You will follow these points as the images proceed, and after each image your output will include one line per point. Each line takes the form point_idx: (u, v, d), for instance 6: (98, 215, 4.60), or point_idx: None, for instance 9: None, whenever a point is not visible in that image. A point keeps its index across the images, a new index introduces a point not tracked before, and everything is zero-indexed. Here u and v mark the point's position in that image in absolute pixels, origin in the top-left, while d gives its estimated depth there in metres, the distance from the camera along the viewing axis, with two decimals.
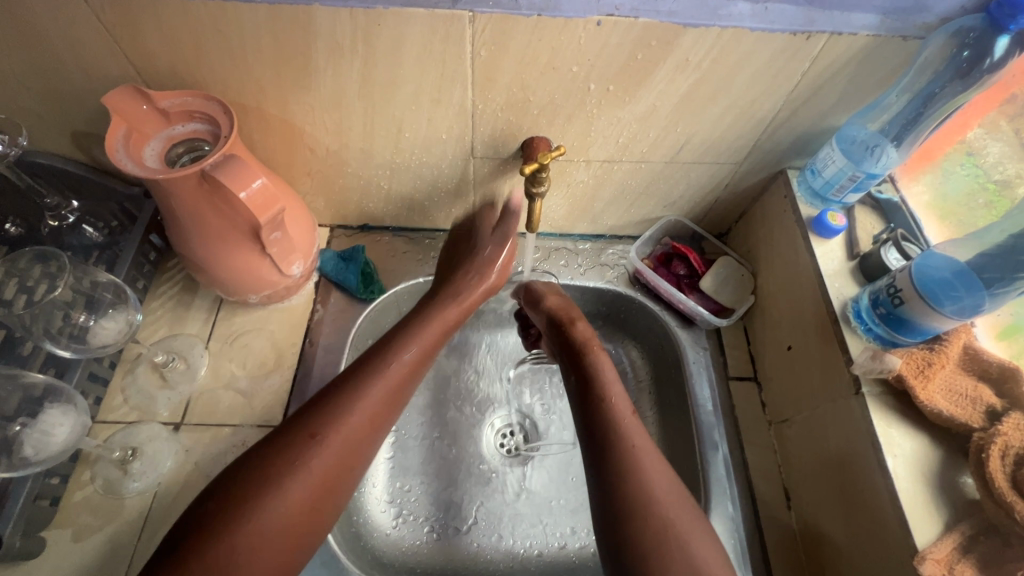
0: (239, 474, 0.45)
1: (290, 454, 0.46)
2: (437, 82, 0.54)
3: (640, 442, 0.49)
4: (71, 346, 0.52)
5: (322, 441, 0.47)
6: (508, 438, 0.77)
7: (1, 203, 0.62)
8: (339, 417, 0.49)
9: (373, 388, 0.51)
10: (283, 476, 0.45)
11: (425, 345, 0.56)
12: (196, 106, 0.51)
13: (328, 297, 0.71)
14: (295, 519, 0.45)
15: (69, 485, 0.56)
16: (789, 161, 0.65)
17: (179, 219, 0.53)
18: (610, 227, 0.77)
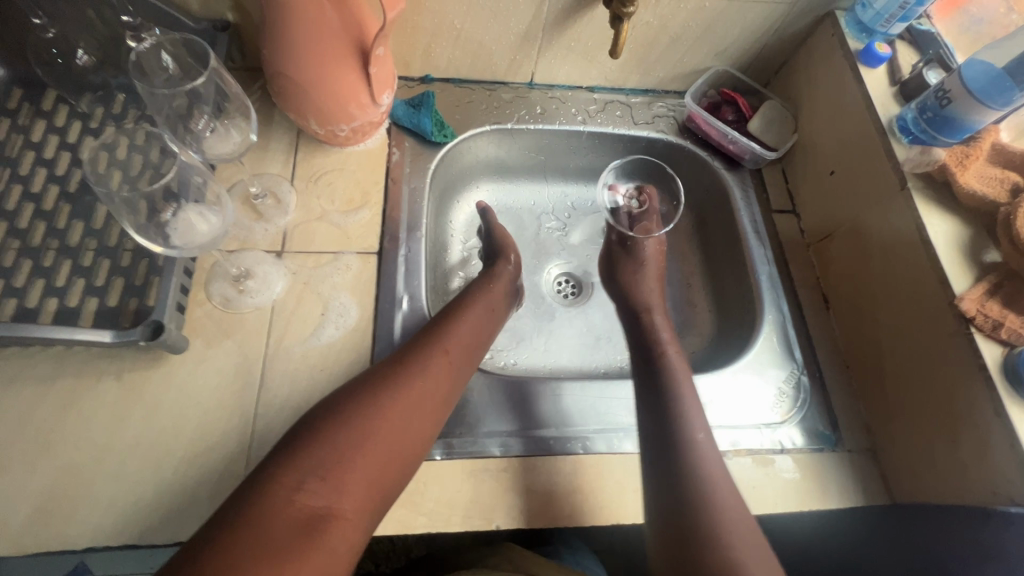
0: (335, 407, 0.48)
1: (372, 396, 0.50)
2: None
3: (702, 438, 0.55)
4: (193, 149, 0.56)
5: (427, 352, 0.55)
6: (563, 285, 0.85)
7: (73, 29, 0.62)
8: (442, 341, 0.57)
9: (460, 331, 0.59)
10: (370, 405, 0.49)
11: (474, 328, 0.61)
12: None
13: (402, 142, 0.73)
14: (381, 437, 0.48)
15: (188, 301, 0.59)
16: (838, 1, 0.70)
17: (293, 27, 0.55)
18: (661, 79, 0.81)
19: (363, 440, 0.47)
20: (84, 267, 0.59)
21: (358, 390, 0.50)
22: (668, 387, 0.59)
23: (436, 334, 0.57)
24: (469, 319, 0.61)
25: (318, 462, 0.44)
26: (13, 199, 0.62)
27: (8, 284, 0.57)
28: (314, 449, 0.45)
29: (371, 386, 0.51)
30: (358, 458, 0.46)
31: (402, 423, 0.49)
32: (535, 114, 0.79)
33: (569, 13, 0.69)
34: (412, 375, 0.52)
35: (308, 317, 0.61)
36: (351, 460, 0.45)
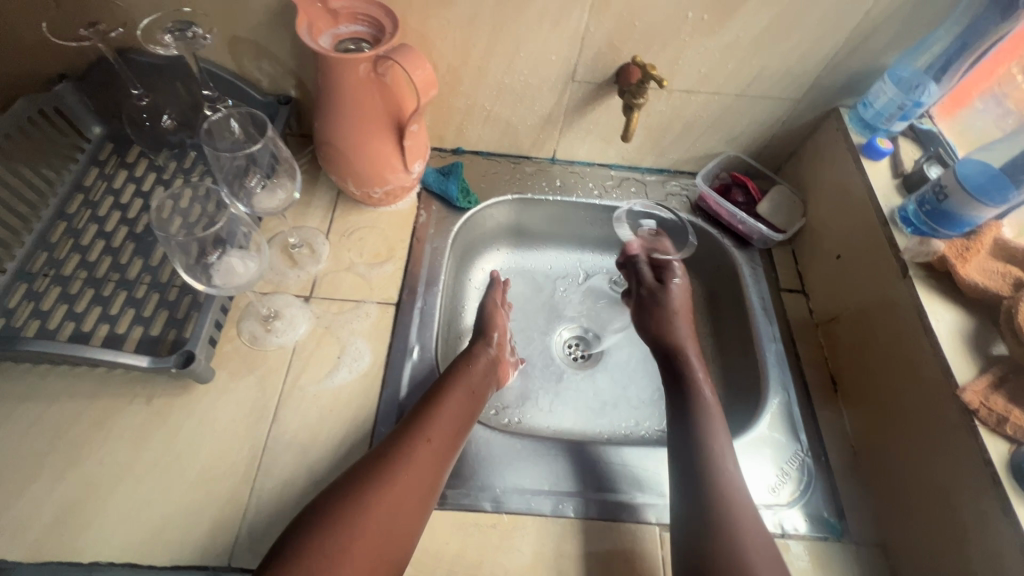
0: (321, 505, 0.49)
1: (359, 491, 0.50)
2: (562, 5, 0.63)
3: (732, 475, 0.57)
4: (242, 203, 0.64)
5: (405, 447, 0.54)
6: (573, 347, 0.87)
7: (165, 98, 0.75)
8: (425, 427, 0.56)
9: (441, 416, 0.58)
10: (354, 504, 0.49)
11: (459, 402, 0.60)
12: (360, 9, 0.60)
13: (430, 205, 0.80)
14: (368, 535, 0.48)
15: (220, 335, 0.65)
16: (842, 99, 0.75)
17: (336, 99, 0.63)
18: (675, 161, 0.87)
19: (349, 540, 0.47)
20: (136, 299, 0.67)
21: (338, 495, 0.50)
22: (703, 447, 0.59)
23: (420, 424, 0.57)
24: (455, 392, 0.61)
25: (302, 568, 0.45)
26: (88, 236, 0.71)
27: (70, 309, 0.65)
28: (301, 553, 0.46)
29: (349, 490, 0.51)
30: (346, 562, 0.47)
31: (389, 515, 0.50)
32: (554, 186, 0.86)
33: (589, 100, 0.76)
34: (390, 472, 0.52)
35: (325, 359, 0.65)
36: (335, 563, 0.46)
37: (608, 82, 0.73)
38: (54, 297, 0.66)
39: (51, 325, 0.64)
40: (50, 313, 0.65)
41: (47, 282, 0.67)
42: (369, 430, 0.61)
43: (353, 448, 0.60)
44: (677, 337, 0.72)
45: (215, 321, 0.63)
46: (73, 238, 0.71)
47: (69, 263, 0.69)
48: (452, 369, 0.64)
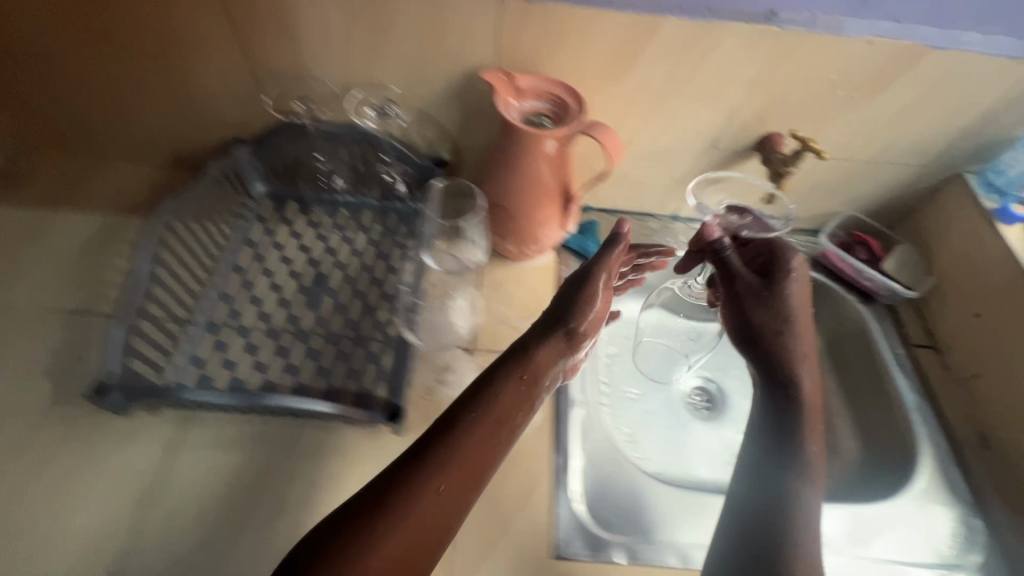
0: (370, 512, 0.42)
1: (398, 500, 0.43)
2: (722, 84, 0.69)
3: (807, 508, 0.54)
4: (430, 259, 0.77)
5: (467, 428, 0.48)
6: (696, 398, 0.91)
7: (335, 161, 0.81)
8: (500, 413, 0.49)
9: (508, 394, 0.51)
10: (395, 514, 0.42)
11: (530, 390, 0.52)
12: (544, 87, 0.66)
13: (568, 260, 0.84)
14: (403, 553, 0.42)
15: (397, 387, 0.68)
16: (967, 166, 0.79)
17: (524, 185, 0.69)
18: (792, 219, 0.91)
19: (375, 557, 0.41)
20: (314, 350, 0.71)
21: (399, 482, 0.44)
22: (795, 476, 0.56)
23: (488, 403, 0.50)
24: (516, 375, 0.52)
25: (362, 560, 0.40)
26: (262, 289, 0.76)
27: (256, 359, 0.69)
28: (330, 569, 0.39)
29: (414, 476, 0.44)
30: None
31: (430, 528, 0.43)
32: (678, 242, 0.90)
33: (723, 164, 0.81)
34: (461, 453, 0.46)
35: None
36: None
37: (745, 149, 0.78)
38: (239, 348, 0.70)
39: (240, 375, 0.67)
40: (238, 363, 0.68)
41: (231, 333, 0.71)
42: (548, 483, 0.63)
43: (536, 501, 0.62)
44: (790, 338, 0.64)
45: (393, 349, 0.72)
46: (249, 291, 0.75)
47: (248, 315, 0.73)
48: (524, 347, 0.55)
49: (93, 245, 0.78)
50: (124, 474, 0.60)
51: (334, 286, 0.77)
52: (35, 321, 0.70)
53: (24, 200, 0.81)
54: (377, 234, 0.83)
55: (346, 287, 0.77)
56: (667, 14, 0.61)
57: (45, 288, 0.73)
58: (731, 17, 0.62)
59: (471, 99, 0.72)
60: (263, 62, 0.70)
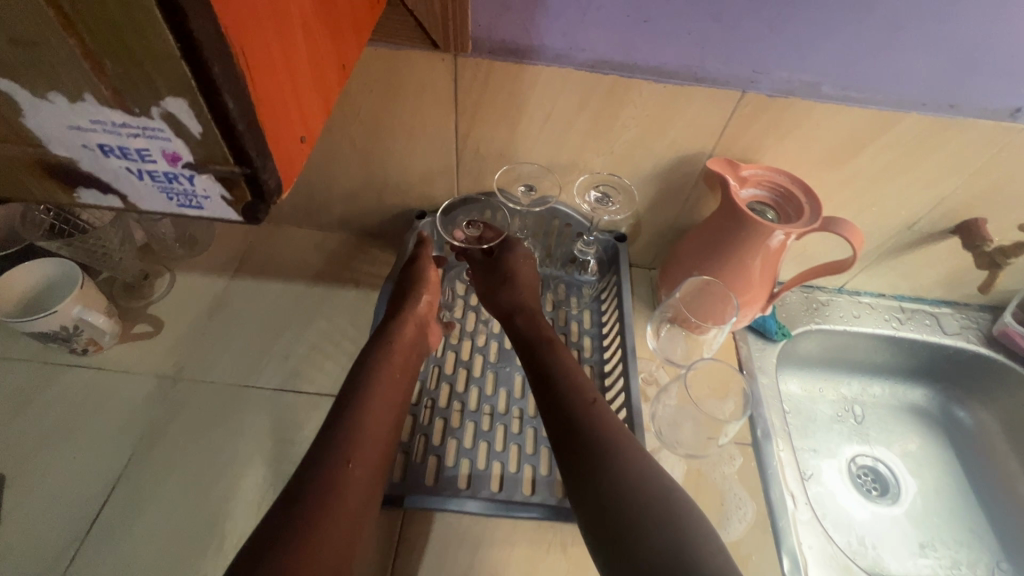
0: (308, 477, 0.50)
1: (332, 472, 0.50)
2: (942, 173, 0.68)
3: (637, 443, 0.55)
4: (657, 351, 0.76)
5: (365, 403, 0.57)
6: (865, 478, 0.87)
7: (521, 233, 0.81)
8: (367, 398, 0.57)
9: (374, 391, 0.58)
10: (327, 492, 0.49)
11: (393, 370, 0.62)
12: (767, 177, 0.65)
13: (746, 336, 0.82)
14: (322, 521, 0.47)
15: None
16: None
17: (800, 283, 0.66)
18: (965, 295, 0.88)
19: (319, 534, 0.46)
20: (516, 435, 0.68)
21: (316, 463, 0.51)
22: (607, 429, 0.55)
23: (362, 398, 0.57)
24: (386, 369, 0.61)
25: (321, 520, 0.47)
26: (450, 364, 0.74)
27: (460, 444, 0.66)
28: (307, 537, 0.45)
29: (325, 450, 0.52)
30: (316, 537, 0.46)
31: (350, 508, 0.49)
32: (848, 317, 0.88)
33: (911, 244, 0.80)
34: (359, 424, 0.55)
35: (712, 506, 0.66)
36: (314, 547, 0.45)
37: (940, 232, 0.77)
38: (440, 430, 0.67)
39: (449, 461, 0.64)
40: (444, 449, 0.65)
41: (430, 414, 0.69)
42: None
43: None
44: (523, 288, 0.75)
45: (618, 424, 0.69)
46: (438, 366, 0.74)
47: (442, 393, 0.71)
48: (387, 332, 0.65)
49: (276, 316, 0.77)
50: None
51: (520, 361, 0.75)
52: (234, 399, 0.69)
53: (202, 267, 0.81)
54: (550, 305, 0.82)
55: None
56: (910, 110, 0.61)
57: (237, 362, 0.72)
58: (976, 114, 0.61)
59: (675, 179, 0.72)
60: (473, 143, 0.70)
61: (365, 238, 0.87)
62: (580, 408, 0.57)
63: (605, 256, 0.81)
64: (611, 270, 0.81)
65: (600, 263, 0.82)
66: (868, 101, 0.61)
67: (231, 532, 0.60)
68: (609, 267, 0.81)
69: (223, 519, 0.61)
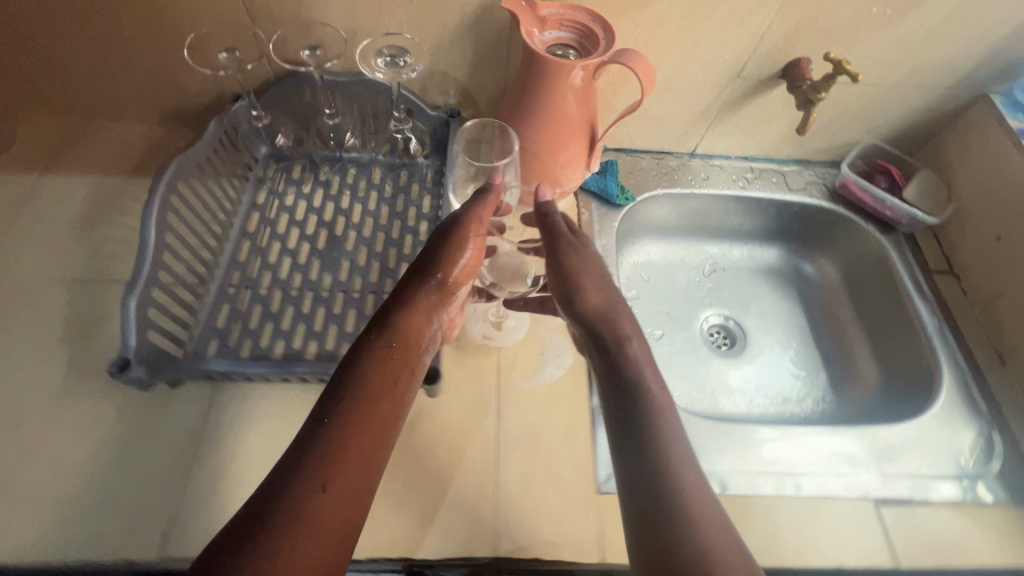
0: (319, 437, 0.46)
1: (348, 436, 0.46)
2: (752, 5, 0.66)
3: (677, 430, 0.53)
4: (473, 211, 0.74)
5: (370, 387, 0.50)
6: (716, 335, 0.91)
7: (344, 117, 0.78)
8: (387, 346, 0.54)
9: (372, 366, 0.52)
10: (335, 451, 0.45)
11: (419, 320, 0.58)
12: (567, 15, 0.62)
13: (589, 204, 0.83)
14: (328, 496, 0.43)
15: None
16: (990, 87, 0.78)
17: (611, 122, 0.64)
18: (812, 151, 0.89)
19: (316, 503, 0.42)
20: (336, 315, 0.68)
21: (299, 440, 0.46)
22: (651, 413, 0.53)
23: (387, 348, 0.54)
24: (413, 321, 0.57)
25: (317, 503, 0.42)
26: (275, 253, 0.72)
27: (276, 326, 0.66)
28: (289, 505, 0.41)
29: (342, 403, 0.48)
30: (314, 501, 0.42)
31: (356, 477, 0.45)
32: (699, 180, 0.88)
33: (746, 96, 0.79)
34: (375, 374, 0.51)
35: (530, 358, 0.68)
36: (306, 517, 0.41)
37: (770, 78, 0.76)
38: (259, 315, 0.67)
39: (262, 342, 0.65)
40: (260, 330, 0.66)
41: (249, 300, 0.68)
42: (587, 420, 0.63)
43: (579, 442, 0.63)
44: (591, 263, 0.67)
45: None
46: (261, 256, 0.72)
47: (263, 280, 0.70)
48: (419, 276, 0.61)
49: (88, 210, 0.73)
50: (152, 449, 0.58)
51: (350, 247, 0.74)
52: (40, 292, 0.67)
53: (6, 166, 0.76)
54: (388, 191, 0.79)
55: (362, 248, 0.74)
56: None
57: (44, 257, 0.69)
58: None
59: (488, 33, 0.69)
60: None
61: (191, 127, 0.81)
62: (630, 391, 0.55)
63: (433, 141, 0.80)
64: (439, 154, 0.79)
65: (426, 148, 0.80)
66: None
67: (30, 414, 0.59)
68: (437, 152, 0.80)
69: (24, 403, 0.60)
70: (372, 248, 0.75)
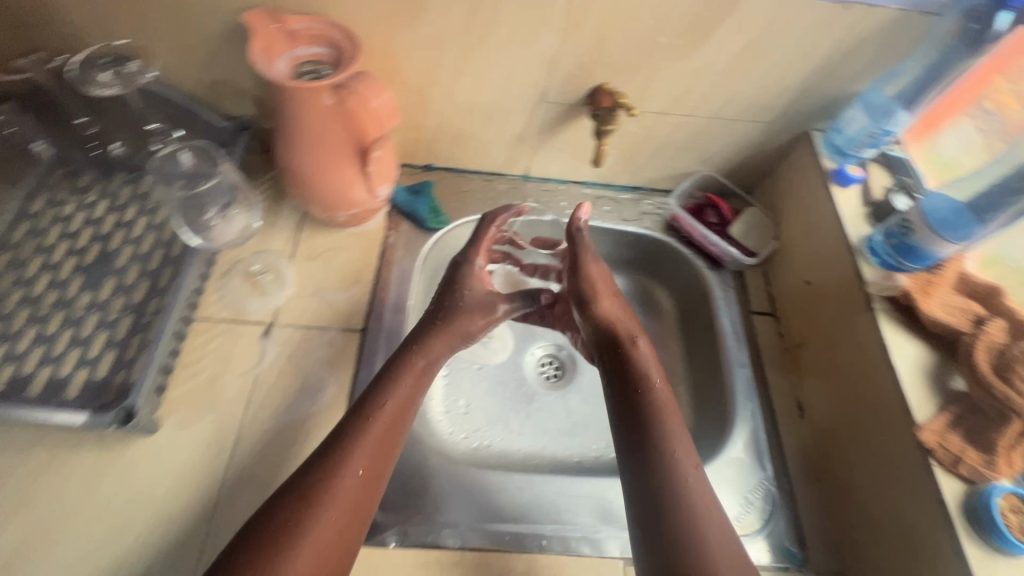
0: (321, 457, 0.51)
1: (337, 461, 0.50)
2: (530, 28, 0.62)
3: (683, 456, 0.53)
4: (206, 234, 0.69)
5: (367, 422, 0.53)
6: (547, 366, 0.88)
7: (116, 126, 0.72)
8: (389, 373, 0.58)
9: (380, 391, 0.56)
10: (325, 474, 0.49)
11: (433, 351, 0.62)
12: (319, 32, 0.58)
13: (399, 225, 0.78)
14: (337, 517, 0.48)
15: (171, 380, 0.63)
16: (813, 123, 0.74)
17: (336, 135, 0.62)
18: (649, 179, 0.85)
19: (303, 526, 0.46)
20: (82, 339, 0.64)
21: (313, 467, 0.50)
22: (642, 420, 0.55)
23: (390, 377, 0.58)
24: (414, 353, 0.61)
25: (303, 527, 0.46)
26: (35, 268, 0.68)
27: (10, 349, 0.62)
28: (288, 526, 0.46)
29: (340, 431, 0.53)
30: (310, 521, 0.46)
31: (343, 501, 0.49)
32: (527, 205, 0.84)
33: (560, 121, 0.75)
34: (378, 402, 0.55)
35: (287, 392, 0.64)
36: (293, 537, 0.45)
37: (578, 104, 0.72)
38: None
39: None
40: None
41: None
42: None
43: None
44: (596, 269, 0.69)
45: (181, 318, 0.64)
46: (18, 271, 0.67)
47: (11, 298, 0.65)
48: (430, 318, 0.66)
49: None
50: None
51: (121, 264, 0.70)
52: None
53: None
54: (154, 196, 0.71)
55: (134, 265, 0.70)
56: None
57: None
58: None
59: None
60: None
61: None
62: (632, 391, 0.57)
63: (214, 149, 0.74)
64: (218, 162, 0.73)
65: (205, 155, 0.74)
66: None
67: None
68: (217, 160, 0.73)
69: None
70: (145, 266, 0.70)
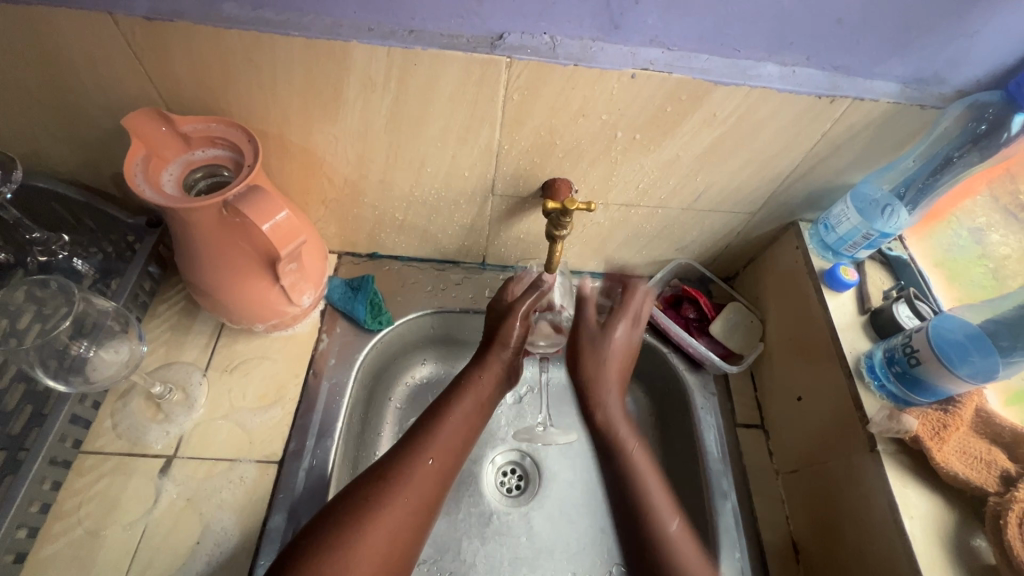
0: (386, 467, 0.53)
1: (408, 472, 0.52)
2: (467, 123, 0.53)
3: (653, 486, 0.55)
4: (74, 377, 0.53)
5: (445, 418, 0.57)
6: (508, 476, 0.77)
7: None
8: (453, 392, 0.60)
9: (458, 409, 0.58)
10: (396, 483, 0.51)
11: (495, 376, 0.62)
12: (217, 132, 0.50)
13: (334, 326, 0.69)
14: (401, 523, 0.50)
15: (38, 537, 0.53)
16: (801, 213, 0.66)
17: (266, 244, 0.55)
18: (620, 266, 0.76)
19: (366, 533, 0.48)
20: None
21: (394, 453, 0.54)
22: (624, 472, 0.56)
23: (459, 393, 0.60)
24: (482, 376, 0.62)
25: (365, 536, 0.48)
26: None
27: None
28: (347, 532, 0.48)
29: (409, 444, 0.55)
30: (372, 525, 0.49)
31: (407, 512, 0.51)
32: (482, 297, 0.74)
33: (513, 212, 0.66)
34: (444, 417, 0.57)
35: (181, 549, 0.54)
36: (357, 541, 0.47)
37: (532, 196, 0.63)
38: None
39: None
40: None
41: None
42: None
43: None
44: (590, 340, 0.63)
45: (52, 458, 0.54)
46: None
47: None
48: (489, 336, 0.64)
49: None
50: None
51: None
52: None
53: None
54: (44, 310, 0.57)
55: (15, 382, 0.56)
56: (352, 38, 0.45)
57: None
58: (442, 45, 0.46)
59: None
60: None
61: None
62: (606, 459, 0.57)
63: (117, 245, 0.65)
64: (122, 259, 0.65)
65: (106, 251, 0.65)
66: (290, 28, 0.45)
67: None
68: (121, 256, 0.65)
69: None
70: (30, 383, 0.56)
